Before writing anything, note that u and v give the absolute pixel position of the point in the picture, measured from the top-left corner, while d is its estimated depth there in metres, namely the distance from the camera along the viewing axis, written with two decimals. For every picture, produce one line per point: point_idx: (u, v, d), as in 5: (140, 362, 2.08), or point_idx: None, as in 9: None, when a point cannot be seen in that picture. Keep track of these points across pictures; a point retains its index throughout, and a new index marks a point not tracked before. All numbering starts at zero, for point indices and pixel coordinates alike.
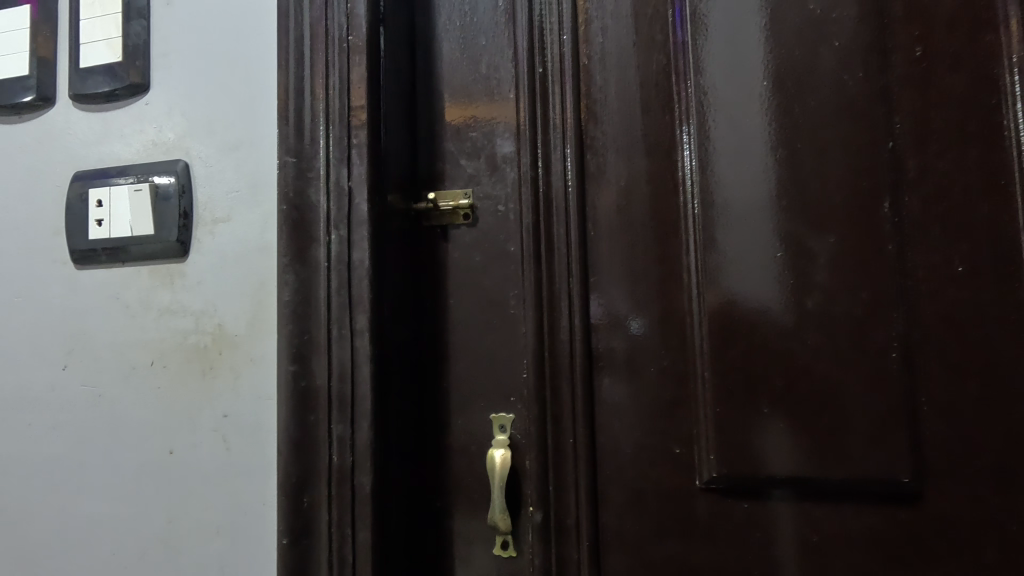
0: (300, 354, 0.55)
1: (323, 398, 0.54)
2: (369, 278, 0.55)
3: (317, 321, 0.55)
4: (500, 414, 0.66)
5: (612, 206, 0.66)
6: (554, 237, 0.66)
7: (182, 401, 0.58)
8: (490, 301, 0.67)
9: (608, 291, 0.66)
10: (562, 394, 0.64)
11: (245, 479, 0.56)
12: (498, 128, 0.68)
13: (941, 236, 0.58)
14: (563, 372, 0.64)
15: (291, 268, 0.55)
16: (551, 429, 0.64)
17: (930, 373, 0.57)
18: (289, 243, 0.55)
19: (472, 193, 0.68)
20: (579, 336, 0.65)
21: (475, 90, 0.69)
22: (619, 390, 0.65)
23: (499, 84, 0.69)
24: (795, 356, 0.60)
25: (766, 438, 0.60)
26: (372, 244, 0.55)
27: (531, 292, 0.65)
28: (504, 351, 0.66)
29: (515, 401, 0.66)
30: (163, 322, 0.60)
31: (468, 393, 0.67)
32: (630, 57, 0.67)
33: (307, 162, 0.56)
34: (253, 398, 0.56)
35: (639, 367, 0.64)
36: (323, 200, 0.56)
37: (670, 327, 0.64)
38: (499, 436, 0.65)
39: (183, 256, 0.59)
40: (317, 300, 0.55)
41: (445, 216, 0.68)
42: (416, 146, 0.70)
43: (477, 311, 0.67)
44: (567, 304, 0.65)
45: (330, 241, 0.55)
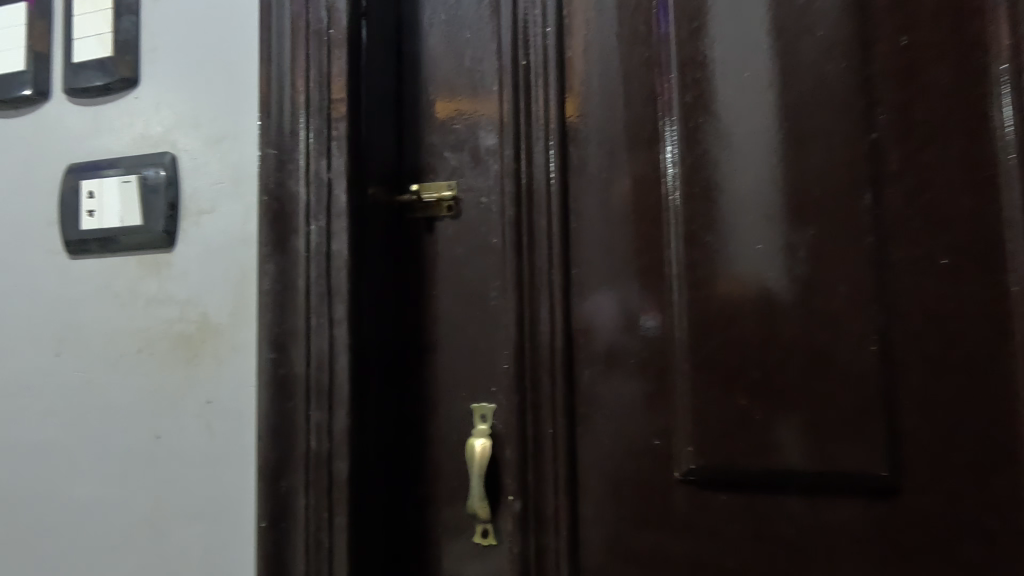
0: (280, 342, 0.56)
1: (301, 386, 0.55)
2: (347, 268, 0.56)
3: (296, 310, 0.56)
4: (481, 404, 0.66)
5: (594, 199, 0.67)
6: (535, 229, 0.66)
7: (168, 387, 0.60)
8: (472, 293, 0.68)
9: (589, 283, 0.66)
10: (542, 385, 0.65)
11: (227, 463, 0.58)
12: (482, 121, 0.69)
13: (923, 229, 0.57)
14: (543, 363, 0.65)
15: (272, 258, 0.56)
16: (530, 420, 0.64)
17: (910, 367, 0.57)
18: (269, 233, 0.57)
19: (455, 185, 0.68)
20: (560, 328, 0.65)
21: (460, 83, 0.70)
22: (599, 382, 0.65)
23: (483, 76, 0.69)
24: (775, 350, 0.59)
25: (744, 431, 0.60)
26: (351, 235, 0.56)
27: (512, 284, 0.65)
28: (486, 341, 0.67)
29: (495, 392, 0.66)
30: (151, 312, 0.61)
31: (450, 382, 0.68)
32: (613, 49, 0.67)
33: (288, 154, 0.57)
34: (235, 385, 0.58)
35: (619, 360, 0.65)
36: (302, 191, 0.57)
37: (650, 321, 0.64)
38: (479, 425, 0.66)
39: (170, 246, 0.61)
40: (296, 290, 0.56)
41: (428, 208, 0.69)
42: (401, 139, 0.71)
43: (459, 302, 0.68)
44: (548, 297, 0.65)
45: (309, 232, 0.56)
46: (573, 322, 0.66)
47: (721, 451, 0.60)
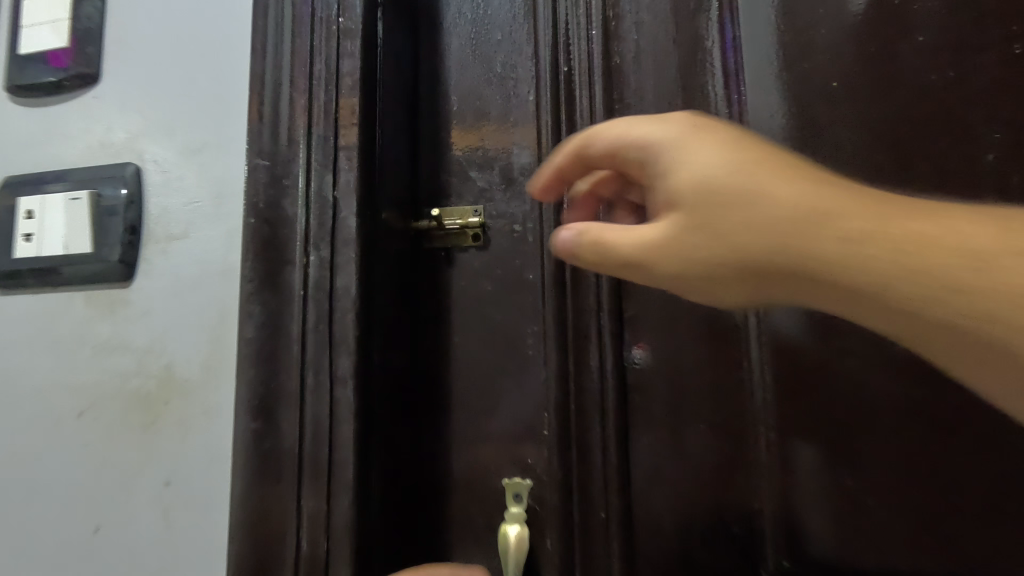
0: (264, 409, 0.42)
1: (291, 466, 0.42)
2: (356, 311, 0.43)
3: (288, 366, 0.43)
4: (514, 479, 0.53)
5: None
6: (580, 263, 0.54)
7: (114, 463, 0.46)
8: (503, 340, 0.56)
9: (643, 326, 0.53)
10: (591, 456, 0.51)
11: (186, 568, 0.44)
12: (514, 136, 0.58)
13: None
14: (592, 429, 0.52)
15: (258, 297, 0.44)
16: (576, 502, 0.51)
17: None
18: (255, 266, 0.44)
19: (481, 210, 0.57)
20: (611, 385, 0.52)
21: (489, 92, 0.59)
22: (660, 454, 0.51)
23: (516, 85, 0.59)
24: (888, 416, 0.46)
25: (855, 524, 0.45)
26: (362, 268, 0.44)
27: (553, 330, 0.53)
28: (520, 401, 0.54)
29: (532, 464, 0.53)
30: (98, 363, 0.48)
31: (476, 451, 0.55)
32: (669, 53, 0.55)
33: (283, 166, 0.45)
34: (204, 461, 0.44)
35: (684, 426, 0.51)
36: (301, 213, 0.45)
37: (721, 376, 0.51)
38: (513, 508, 0.52)
39: (128, 280, 0.48)
40: (289, 339, 0.43)
41: (450, 237, 0.57)
42: (418, 155, 0.60)
43: (487, 351, 0.56)
44: (596, 345, 0.53)
45: (308, 264, 0.44)
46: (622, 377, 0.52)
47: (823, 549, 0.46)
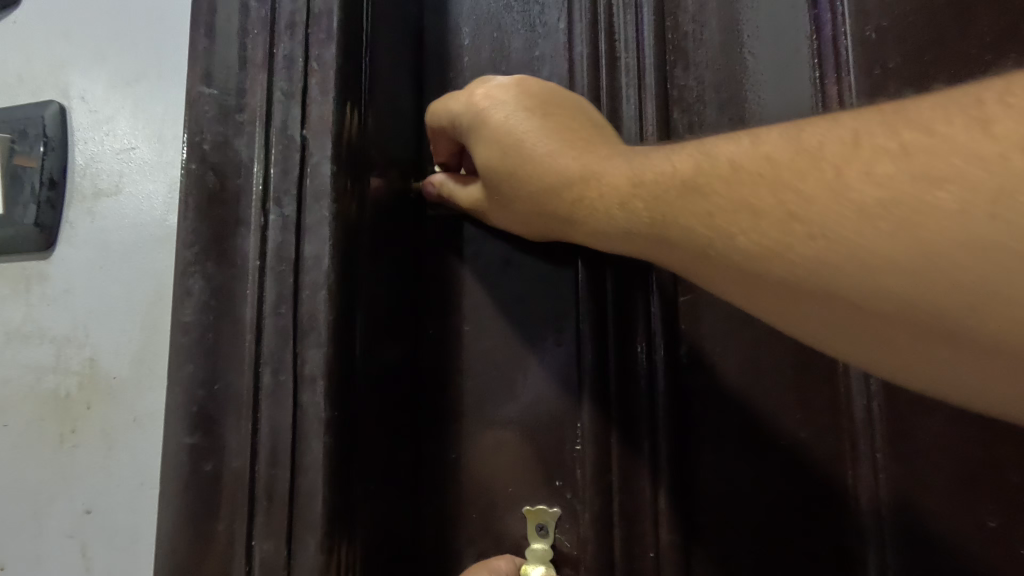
0: (206, 417, 0.32)
1: (240, 495, 0.31)
2: (329, 288, 0.32)
3: (239, 360, 0.32)
4: (536, 507, 0.38)
5: None
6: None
7: (24, 483, 0.36)
8: (526, 325, 0.39)
9: (703, 314, 0.39)
10: (638, 479, 0.37)
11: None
12: (540, 71, 0.43)
13: None
14: (642, 442, 0.37)
15: (200, 268, 0.33)
16: (622, 540, 0.37)
17: None
18: (197, 228, 0.33)
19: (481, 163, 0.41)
20: (660, 374, 0.38)
21: (506, 21, 0.43)
22: (724, 462, 0.37)
23: (543, 10, 0.43)
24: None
25: (948, 533, 0.34)
26: (336, 231, 0.33)
27: (589, 308, 0.38)
28: (548, 414, 0.38)
29: (564, 490, 0.38)
30: (9, 354, 0.38)
31: (485, 483, 0.39)
32: None
33: (236, 97, 0.34)
34: (133, 482, 0.34)
35: (762, 433, 0.37)
36: (258, 158, 0.34)
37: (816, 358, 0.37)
38: (534, 544, 0.37)
39: (46, 249, 0.37)
40: (241, 324, 0.32)
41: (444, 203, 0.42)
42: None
43: (504, 342, 0.40)
44: (642, 333, 0.39)
45: (267, 225, 0.33)
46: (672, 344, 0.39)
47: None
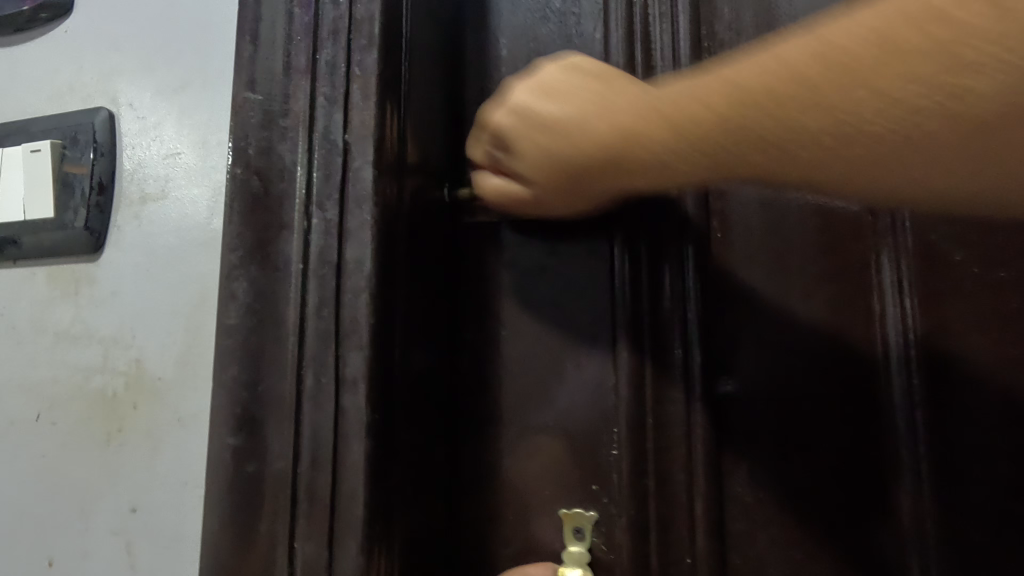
0: (249, 418, 0.32)
1: (282, 495, 0.31)
2: (370, 291, 0.32)
3: (281, 363, 0.32)
4: (572, 510, 0.37)
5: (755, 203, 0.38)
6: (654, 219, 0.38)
7: (73, 481, 0.37)
8: (563, 326, 0.39)
9: (747, 325, 0.37)
10: (677, 485, 0.36)
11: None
12: None
13: None
14: (677, 446, 0.36)
15: (244, 271, 0.33)
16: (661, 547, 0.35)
17: None
18: (241, 231, 0.33)
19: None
20: (699, 369, 0.36)
21: (544, 32, 0.42)
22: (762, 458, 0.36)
23: (579, 21, 0.41)
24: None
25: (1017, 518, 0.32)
26: (377, 238, 0.33)
27: (628, 299, 0.37)
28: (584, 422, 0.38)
29: (600, 494, 0.37)
30: (58, 355, 0.38)
31: (516, 488, 0.38)
32: None
33: (278, 102, 0.35)
34: (178, 481, 0.34)
35: (805, 432, 0.36)
36: (300, 161, 0.34)
37: (850, 332, 0.36)
38: (571, 547, 0.36)
39: (95, 252, 0.38)
40: (284, 326, 0.33)
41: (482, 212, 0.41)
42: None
43: (540, 339, 0.39)
44: (679, 325, 0.37)
45: (309, 228, 0.33)
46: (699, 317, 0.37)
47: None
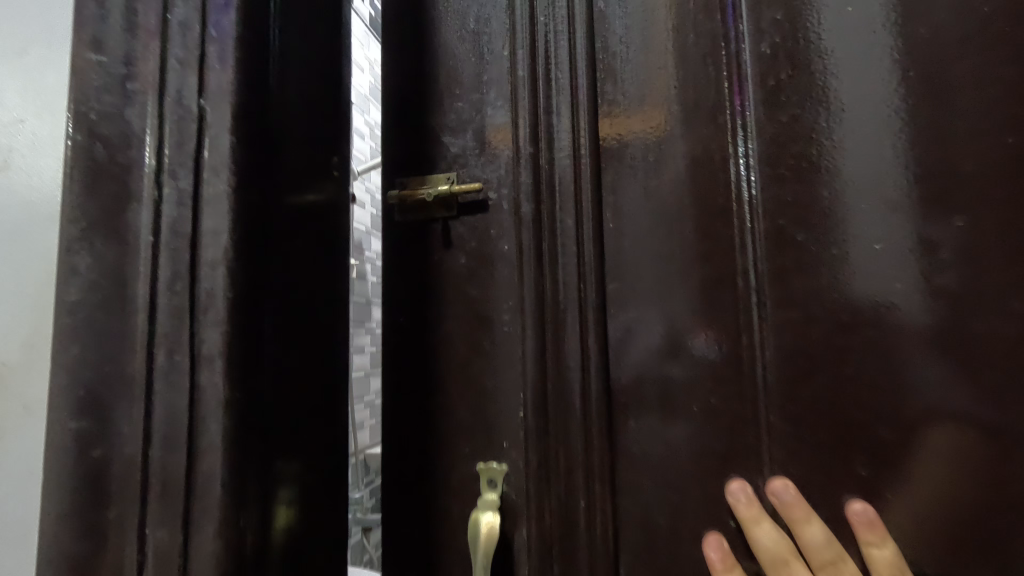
0: (93, 401, 0.30)
1: (131, 480, 0.30)
2: (228, 264, 0.31)
3: (129, 342, 0.30)
4: (488, 462, 0.42)
5: (638, 192, 0.43)
6: (553, 205, 0.43)
7: None
8: (477, 301, 0.44)
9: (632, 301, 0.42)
10: (573, 437, 0.41)
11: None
12: (484, 91, 0.46)
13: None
14: (571, 392, 0.41)
15: (86, 243, 0.31)
16: (552, 488, 0.41)
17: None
18: (84, 201, 0.31)
19: (455, 176, 0.46)
20: (591, 318, 0.42)
21: (458, 52, 0.47)
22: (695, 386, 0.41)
23: (489, 38, 0.46)
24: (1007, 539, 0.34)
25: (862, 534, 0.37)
26: (236, 210, 0.31)
27: (530, 260, 0.42)
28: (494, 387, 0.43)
29: (510, 452, 0.42)
30: None
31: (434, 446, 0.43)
32: None
33: (126, 64, 0.32)
34: (16, 471, 0.32)
35: (677, 392, 0.40)
36: (151, 129, 0.32)
37: (721, 307, 0.40)
38: (487, 494, 0.41)
39: None
40: (132, 302, 0.31)
41: (416, 212, 0.46)
42: (329, 86, 0.43)
43: (446, 319, 0.45)
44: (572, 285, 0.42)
45: (162, 199, 0.31)
46: (634, 274, 0.42)
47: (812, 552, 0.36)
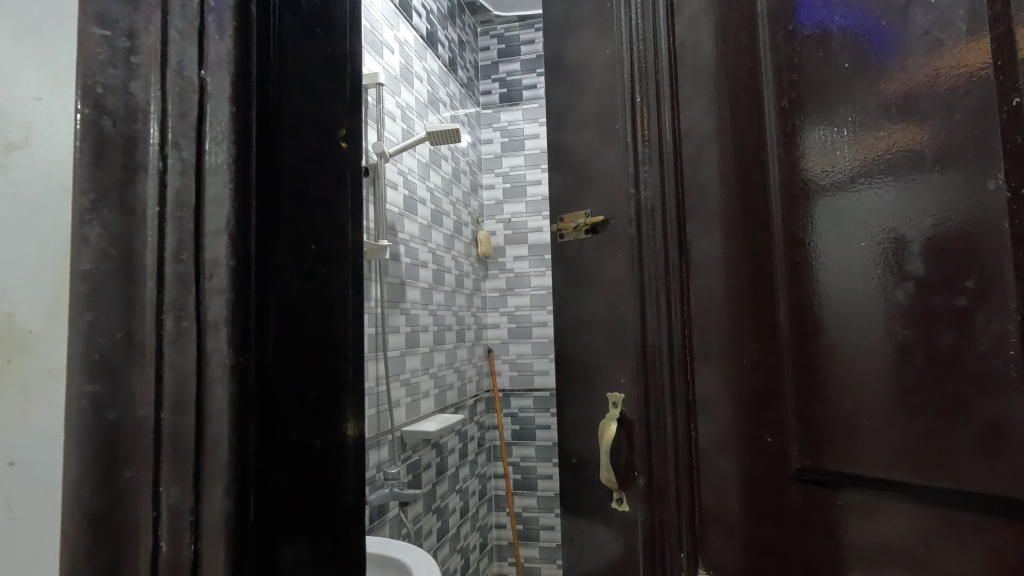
0: (103, 368, 0.30)
1: (144, 443, 0.31)
2: None
3: (140, 310, 0.31)
4: (615, 392, 0.84)
5: (705, 228, 0.74)
6: (648, 238, 0.80)
7: None
8: (611, 289, 0.86)
9: (696, 287, 0.74)
10: (660, 362, 0.77)
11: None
12: (623, 175, 0.85)
13: (989, 241, 0.50)
14: (658, 353, 0.78)
15: (94, 215, 0.31)
16: (653, 402, 0.78)
17: (994, 380, 0.49)
18: (89, 173, 0.31)
19: (590, 213, 0.91)
20: (677, 302, 0.76)
21: (605, 152, 0.89)
22: (747, 352, 0.68)
23: (614, 140, 0.87)
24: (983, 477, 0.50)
25: (878, 490, 0.57)
26: None
27: (635, 266, 0.82)
28: (619, 337, 0.84)
29: (640, 373, 0.80)
30: None
31: (629, 370, 0.82)
32: (706, 98, 0.75)
33: (124, 36, 0.32)
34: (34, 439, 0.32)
35: (688, 337, 0.75)
36: (153, 100, 0.32)
37: (724, 286, 0.71)
38: (615, 411, 0.83)
39: None
40: (142, 271, 0.31)
41: (573, 235, 0.94)
42: (335, 58, 0.44)
43: (601, 295, 0.89)
44: (660, 275, 0.78)
45: (165, 169, 0.32)
46: (813, 266, 0.62)
47: (819, 423, 0.61)
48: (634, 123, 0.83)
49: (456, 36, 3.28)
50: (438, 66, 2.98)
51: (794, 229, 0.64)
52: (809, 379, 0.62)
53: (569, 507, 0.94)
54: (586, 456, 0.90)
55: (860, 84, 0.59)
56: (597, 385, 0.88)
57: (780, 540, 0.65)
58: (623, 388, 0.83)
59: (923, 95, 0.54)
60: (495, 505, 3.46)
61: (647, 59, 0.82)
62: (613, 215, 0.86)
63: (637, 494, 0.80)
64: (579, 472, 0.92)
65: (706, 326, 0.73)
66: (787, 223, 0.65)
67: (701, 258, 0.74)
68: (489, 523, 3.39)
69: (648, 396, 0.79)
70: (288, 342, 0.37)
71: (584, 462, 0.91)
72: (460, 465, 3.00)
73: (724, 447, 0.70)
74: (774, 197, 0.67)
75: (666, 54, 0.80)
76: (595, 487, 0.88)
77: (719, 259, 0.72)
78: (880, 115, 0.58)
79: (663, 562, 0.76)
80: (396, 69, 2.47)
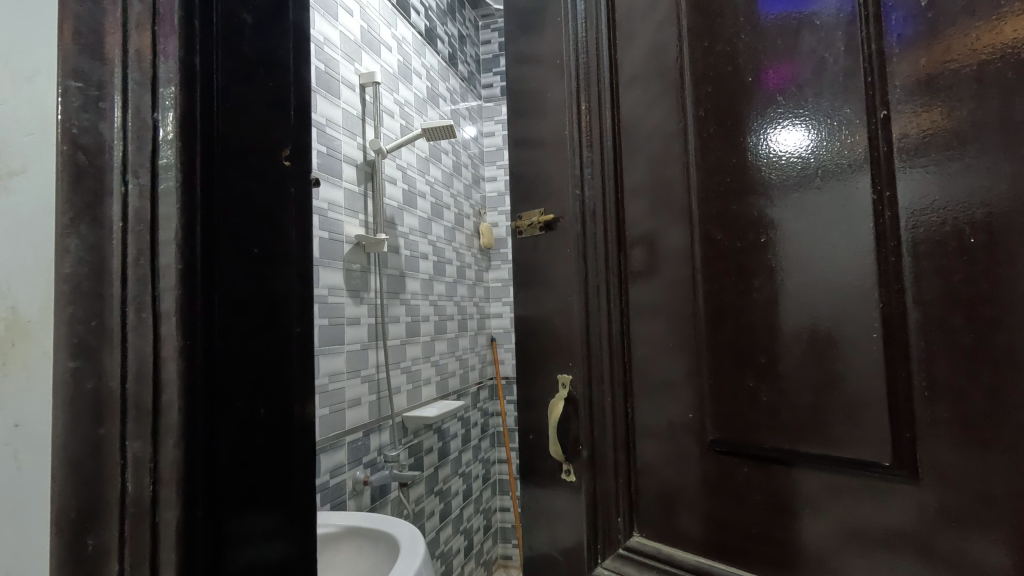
0: (84, 348, 0.40)
1: (113, 406, 0.40)
2: (180, 241, 0.41)
3: (109, 303, 0.40)
4: (563, 374, 0.92)
5: (637, 225, 0.81)
6: (590, 234, 0.88)
7: None
8: (559, 281, 0.94)
9: (630, 278, 0.82)
10: (600, 346, 0.86)
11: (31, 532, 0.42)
12: (570, 177, 0.92)
13: (863, 241, 0.57)
14: (600, 338, 0.86)
15: (73, 230, 0.40)
16: (595, 382, 0.87)
17: (861, 358, 0.57)
18: (69, 198, 0.40)
19: (544, 210, 0.98)
20: (615, 293, 0.84)
21: (555, 154, 0.96)
22: (671, 337, 0.76)
23: (564, 145, 0.94)
24: (856, 445, 0.57)
25: (775, 462, 0.64)
26: (186, 199, 0.41)
27: (580, 260, 0.90)
28: (565, 324, 0.92)
29: (586, 356, 0.88)
30: None
31: (575, 354, 0.90)
32: (640, 106, 0.82)
33: (95, 88, 0.41)
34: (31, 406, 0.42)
35: (624, 323, 0.83)
36: (118, 138, 0.41)
37: (653, 276, 0.79)
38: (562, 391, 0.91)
39: None
40: (110, 274, 0.40)
41: (528, 231, 1.01)
42: (280, 91, 0.52)
43: (550, 287, 0.96)
44: (601, 269, 0.86)
45: (127, 192, 0.41)
46: (724, 261, 0.70)
47: (726, 399, 0.69)
48: (580, 128, 0.91)
49: (456, 32, 3.34)
50: (437, 62, 3.04)
51: (708, 226, 0.71)
52: (720, 361, 0.69)
53: (527, 481, 1.02)
54: (541, 434, 0.98)
55: (761, 93, 0.66)
56: (549, 368, 0.96)
57: (699, 505, 0.73)
58: (571, 370, 0.91)
59: (811, 106, 0.62)
60: (498, 489, 3.56)
61: (593, 69, 0.89)
62: (563, 213, 0.94)
63: (582, 466, 0.88)
64: (535, 448, 1.00)
65: (639, 313, 0.80)
66: (703, 221, 0.72)
67: (635, 252, 0.81)
68: (492, 506, 3.50)
69: (590, 378, 0.87)
70: (238, 328, 0.45)
71: (538, 439, 0.99)
72: (463, 451, 3.10)
73: (654, 421, 0.78)
74: (694, 197, 0.74)
75: (608, 65, 0.87)
76: (548, 462, 0.97)
77: (650, 254, 0.79)
78: (773, 121, 0.65)
79: (603, 525, 0.85)
80: (394, 67, 2.54)
